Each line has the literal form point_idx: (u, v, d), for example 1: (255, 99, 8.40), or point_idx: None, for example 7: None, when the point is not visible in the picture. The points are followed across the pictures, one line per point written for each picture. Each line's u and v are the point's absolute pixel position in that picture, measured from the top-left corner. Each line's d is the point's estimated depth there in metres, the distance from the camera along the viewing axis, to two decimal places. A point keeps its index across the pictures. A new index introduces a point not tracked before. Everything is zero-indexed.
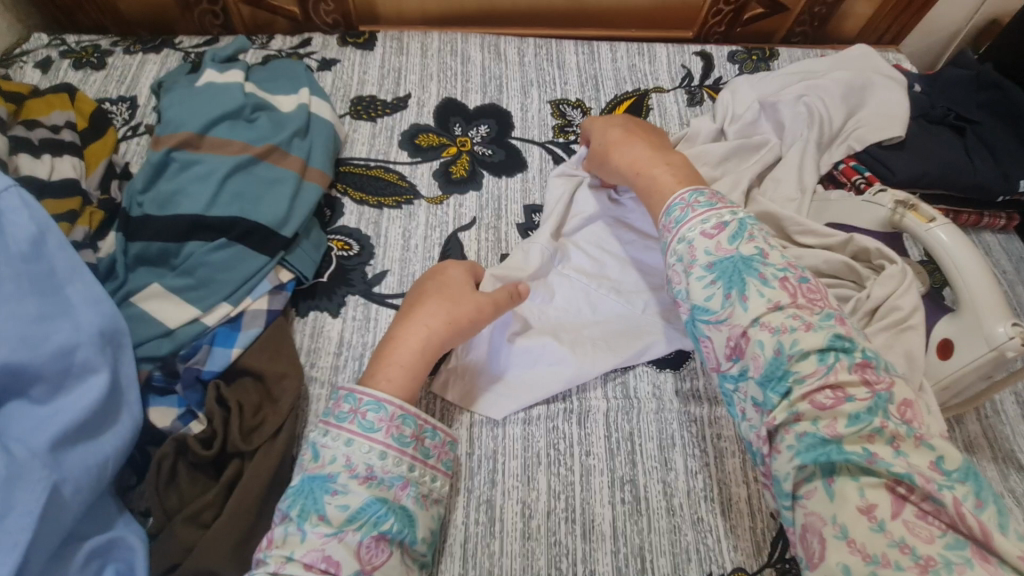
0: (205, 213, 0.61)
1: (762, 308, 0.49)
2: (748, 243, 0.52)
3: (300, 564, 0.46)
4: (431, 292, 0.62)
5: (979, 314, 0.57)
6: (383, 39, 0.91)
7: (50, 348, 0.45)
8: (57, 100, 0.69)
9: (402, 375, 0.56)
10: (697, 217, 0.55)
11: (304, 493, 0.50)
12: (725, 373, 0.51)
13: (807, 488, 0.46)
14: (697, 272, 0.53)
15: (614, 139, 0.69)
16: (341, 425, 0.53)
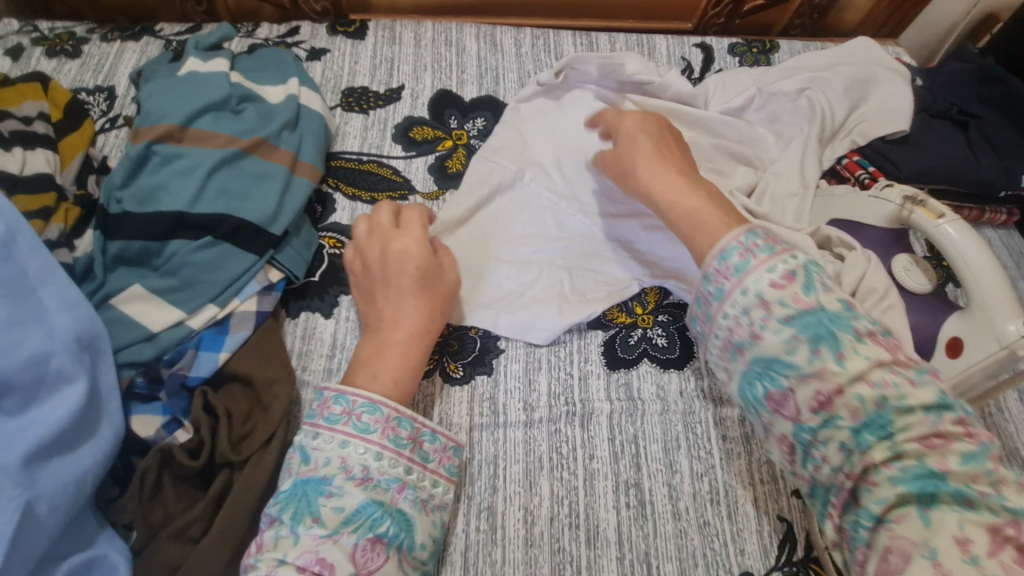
0: (189, 210, 0.58)
1: (865, 367, 0.43)
2: (827, 295, 0.47)
3: (293, 567, 0.43)
4: (403, 281, 0.57)
5: (990, 310, 0.56)
6: (374, 28, 0.88)
7: (21, 356, 0.41)
8: (28, 90, 0.65)
9: (402, 372, 0.55)
10: (760, 265, 0.49)
11: (297, 496, 0.47)
12: (804, 423, 0.45)
13: (897, 513, 0.40)
14: (772, 324, 0.47)
15: (652, 162, 0.59)
16: (332, 427, 0.50)
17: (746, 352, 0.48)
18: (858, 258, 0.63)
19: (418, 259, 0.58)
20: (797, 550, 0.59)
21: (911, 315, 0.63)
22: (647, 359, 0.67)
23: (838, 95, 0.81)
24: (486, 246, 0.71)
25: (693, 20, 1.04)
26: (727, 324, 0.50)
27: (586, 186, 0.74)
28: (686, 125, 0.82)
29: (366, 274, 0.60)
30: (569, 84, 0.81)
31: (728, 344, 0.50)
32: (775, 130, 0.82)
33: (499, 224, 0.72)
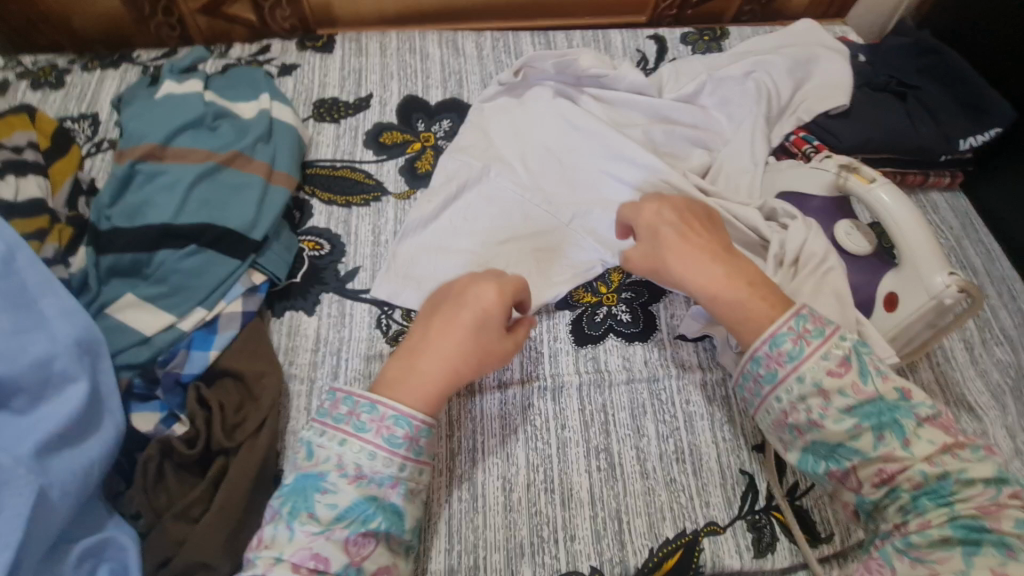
0: (174, 221, 0.62)
1: (929, 451, 0.47)
2: (884, 382, 0.50)
3: (288, 563, 0.45)
4: (472, 322, 0.56)
5: (919, 265, 0.61)
6: (341, 41, 0.92)
7: (27, 360, 0.46)
8: (17, 121, 0.69)
9: (426, 398, 0.53)
10: (814, 353, 0.51)
11: (297, 491, 0.49)
12: (865, 496, 0.49)
13: (938, 553, 0.44)
14: (832, 414, 0.50)
15: (685, 250, 0.60)
16: (337, 426, 0.51)
17: (806, 434, 0.51)
18: (799, 226, 0.68)
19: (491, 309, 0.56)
20: (759, 499, 0.64)
21: (852, 276, 0.67)
22: (612, 334, 0.72)
23: (783, 75, 0.85)
24: (458, 240, 0.74)
25: (647, 13, 1.08)
26: (781, 407, 0.52)
27: (550, 179, 0.79)
28: (640, 114, 0.87)
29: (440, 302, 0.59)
30: (530, 82, 0.87)
31: (782, 424, 0.53)
32: (727, 112, 0.86)
33: (469, 216, 0.76)
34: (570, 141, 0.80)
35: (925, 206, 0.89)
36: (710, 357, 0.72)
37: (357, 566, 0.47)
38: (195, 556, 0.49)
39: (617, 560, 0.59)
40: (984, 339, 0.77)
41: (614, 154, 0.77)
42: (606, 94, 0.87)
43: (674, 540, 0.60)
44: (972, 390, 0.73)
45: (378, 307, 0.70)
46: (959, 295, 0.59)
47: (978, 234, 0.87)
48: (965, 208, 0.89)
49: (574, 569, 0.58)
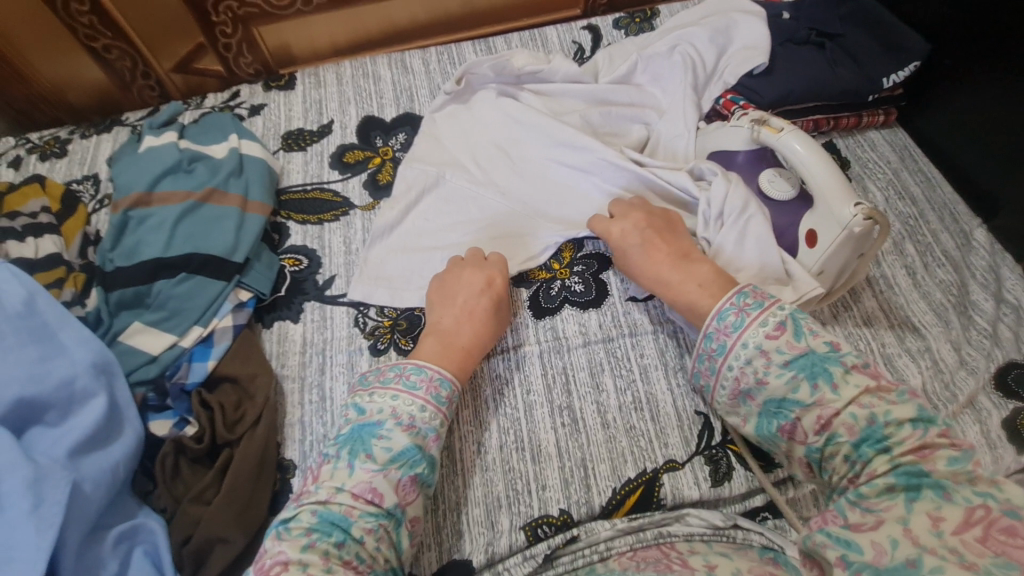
0: (165, 255, 0.72)
1: (856, 394, 0.50)
2: (815, 339, 0.54)
3: (350, 492, 0.52)
4: (492, 306, 0.70)
5: (828, 201, 0.66)
6: (301, 77, 1.02)
7: (53, 382, 0.56)
8: (30, 190, 0.80)
9: (463, 362, 0.65)
10: (753, 321, 0.57)
11: (354, 438, 0.55)
12: (811, 445, 0.52)
13: (884, 501, 0.44)
14: (774, 370, 0.54)
15: (648, 264, 0.69)
16: (386, 386, 0.60)
17: (757, 396, 0.56)
18: (721, 181, 0.73)
19: (498, 292, 0.71)
20: (715, 435, 0.69)
21: (778, 220, 0.73)
22: (568, 304, 0.79)
23: (706, 44, 0.90)
24: (424, 240, 0.82)
25: (581, 6, 1.15)
26: (733, 374, 0.57)
27: (501, 173, 0.85)
28: (578, 99, 0.92)
29: (451, 289, 0.71)
30: (473, 87, 0.93)
31: (738, 391, 0.58)
32: (661, 87, 0.92)
33: (431, 217, 0.83)
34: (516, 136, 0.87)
35: (864, 145, 0.93)
36: (661, 314, 0.78)
37: (402, 505, 0.54)
38: (210, 532, 0.58)
39: (584, 502, 0.66)
40: (926, 263, 0.80)
41: (558, 142, 0.84)
42: (544, 87, 0.92)
43: (635, 479, 0.67)
44: (917, 312, 0.76)
45: (355, 308, 0.78)
46: (867, 223, 0.64)
47: (918, 164, 0.90)
48: (904, 142, 0.93)
49: (546, 514, 0.65)
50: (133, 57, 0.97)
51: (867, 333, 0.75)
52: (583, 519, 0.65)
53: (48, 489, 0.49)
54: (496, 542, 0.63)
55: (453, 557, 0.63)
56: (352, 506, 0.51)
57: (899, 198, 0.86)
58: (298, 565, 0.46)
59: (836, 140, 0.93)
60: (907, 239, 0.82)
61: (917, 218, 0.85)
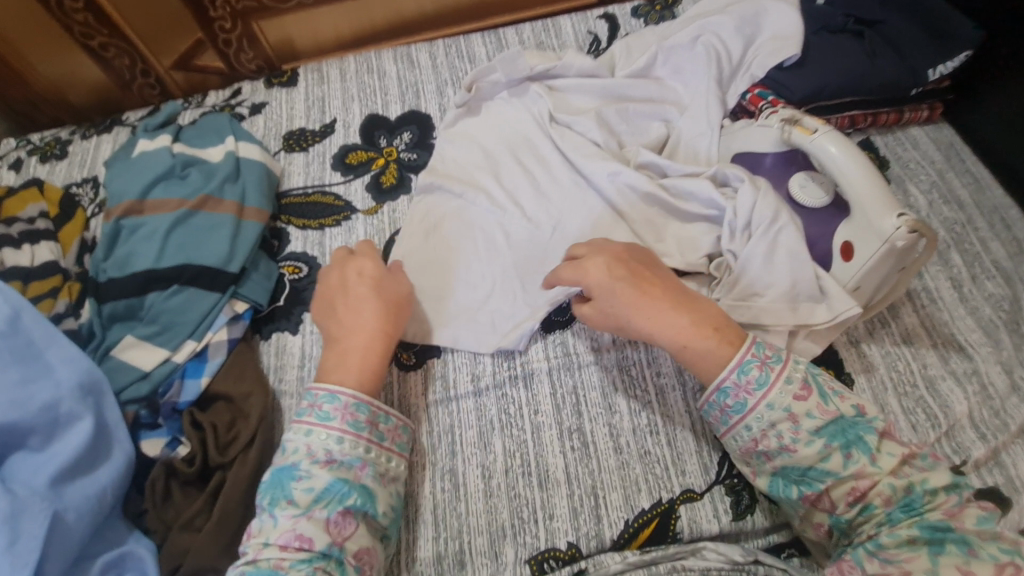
0: (156, 267, 0.69)
1: (892, 464, 0.52)
2: (842, 402, 0.55)
3: (276, 545, 0.51)
4: (374, 286, 0.65)
5: (868, 212, 0.60)
6: (304, 73, 0.98)
7: (35, 406, 0.53)
8: (29, 195, 0.78)
9: (364, 367, 0.61)
10: (779, 378, 0.56)
11: (276, 484, 0.54)
12: (839, 514, 0.53)
13: (905, 553, 0.48)
14: (803, 436, 0.54)
15: (640, 314, 0.59)
16: (301, 420, 0.57)
17: (777, 458, 0.55)
18: (748, 189, 0.67)
19: (374, 274, 0.66)
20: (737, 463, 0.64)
21: (809, 230, 0.67)
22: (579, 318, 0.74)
23: (731, 34, 0.84)
24: (439, 266, 0.76)
25: None
26: (752, 435, 0.56)
27: (525, 195, 0.80)
28: (594, 96, 0.87)
29: (326, 293, 0.66)
30: (483, 95, 0.89)
31: (752, 449, 0.57)
32: (683, 81, 0.86)
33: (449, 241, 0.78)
34: (539, 154, 0.83)
35: (904, 144, 0.85)
36: None
37: (337, 543, 0.52)
38: (201, 561, 0.56)
39: (594, 534, 0.61)
40: (974, 275, 0.74)
41: (587, 160, 0.78)
42: (556, 83, 0.87)
43: (650, 511, 0.62)
44: (963, 330, 0.70)
45: None
46: (911, 237, 0.58)
47: (965, 164, 0.83)
48: (950, 140, 0.85)
49: (553, 546, 0.61)
50: (131, 54, 0.94)
51: (907, 353, 0.69)
52: (592, 552, 0.61)
53: (26, 523, 0.47)
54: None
55: None
56: (281, 558, 0.50)
57: (944, 202, 0.79)
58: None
59: (874, 138, 0.86)
60: (953, 249, 0.76)
61: (963, 224, 0.77)
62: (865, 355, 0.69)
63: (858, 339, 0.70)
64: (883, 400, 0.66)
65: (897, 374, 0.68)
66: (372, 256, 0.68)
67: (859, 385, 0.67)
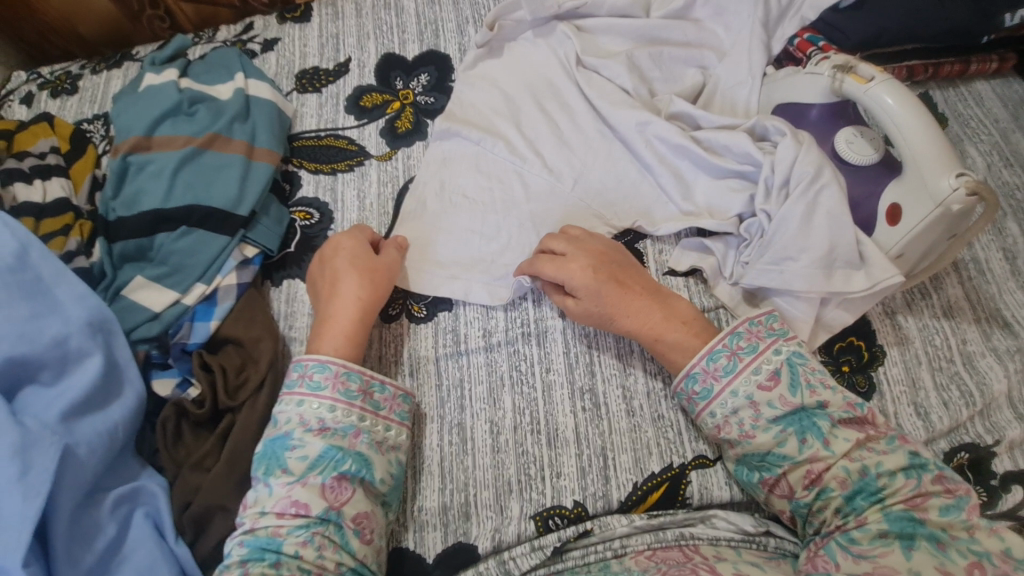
0: (165, 207, 0.67)
1: (847, 447, 0.51)
2: (810, 393, 0.53)
3: (273, 513, 0.51)
4: (349, 258, 0.65)
5: (922, 172, 0.55)
6: (318, 8, 0.93)
7: (45, 341, 0.53)
8: (40, 130, 0.77)
9: (342, 337, 0.61)
10: (745, 368, 0.55)
11: (269, 454, 0.54)
12: (798, 499, 0.52)
13: (878, 548, 0.46)
14: (762, 424, 0.53)
15: (617, 308, 0.60)
16: (292, 391, 0.57)
17: (738, 446, 0.55)
18: (789, 143, 0.62)
19: (351, 248, 0.65)
20: None
21: (852, 190, 0.62)
22: None
23: None
24: (454, 217, 0.73)
25: None
26: (715, 422, 0.56)
27: (547, 145, 0.76)
28: (625, 38, 0.80)
29: (313, 273, 0.67)
30: (506, 35, 0.82)
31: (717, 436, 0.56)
32: (725, 23, 0.78)
33: (466, 189, 0.75)
34: (564, 102, 0.78)
35: (967, 99, 0.77)
36: (703, 292, 0.69)
37: (335, 509, 0.52)
38: (211, 499, 0.56)
39: (601, 494, 0.61)
40: None
41: (616, 109, 0.73)
42: (585, 23, 0.80)
43: (660, 475, 0.61)
44: (1010, 304, 0.65)
45: None
46: (968, 200, 0.53)
47: None
48: (1019, 96, 0.77)
49: (558, 504, 0.61)
50: None
51: (946, 326, 0.64)
52: (598, 512, 0.60)
53: (36, 456, 0.47)
54: (504, 529, 0.60)
55: (458, 540, 0.60)
56: (278, 525, 0.51)
57: (1004, 165, 0.73)
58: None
59: (933, 91, 0.78)
60: (1009, 217, 0.70)
61: None
62: (900, 327, 0.65)
63: (894, 310, 0.66)
64: (915, 374, 0.62)
65: (933, 349, 0.63)
66: (351, 231, 0.67)
67: (891, 358, 0.63)
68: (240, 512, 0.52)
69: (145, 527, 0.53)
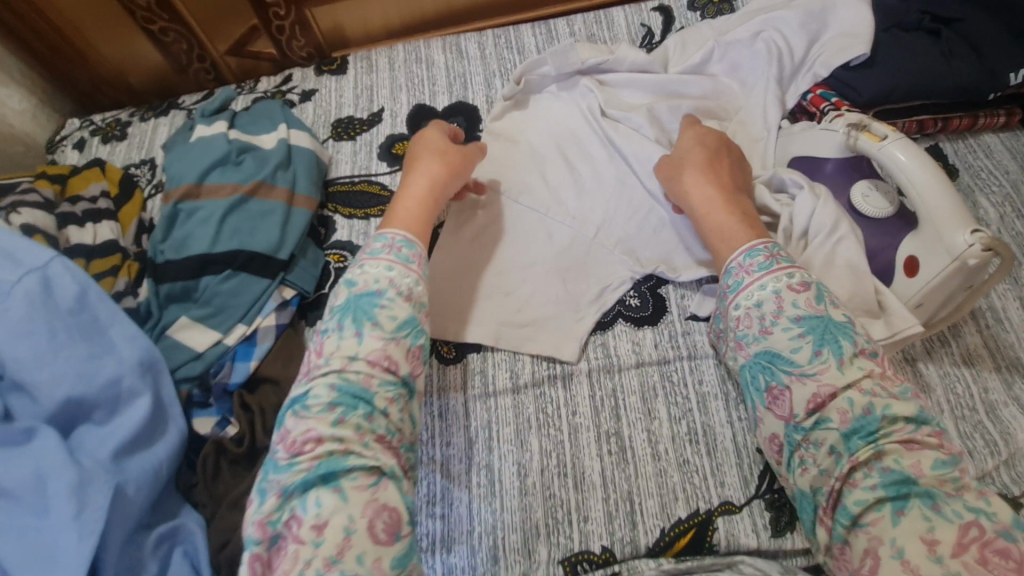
0: (210, 251, 0.71)
1: (858, 378, 0.51)
2: (834, 309, 0.55)
3: (364, 361, 0.56)
4: (424, 146, 0.74)
5: (938, 227, 0.57)
6: (353, 61, 0.98)
7: (100, 381, 0.56)
8: (92, 174, 0.83)
9: (419, 208, 0.68)
10: (780, 269, 0.57)
11: (355, 308, 0.58)
12: (797, 424, 0.53)
13: (873, 514, 0.47)
14: (783, 322, 0.55)
15: (692, 164, 0.68)
16: (377, 258, 0.62)
17: (754, 341, 0.57)
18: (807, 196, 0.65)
19: (434, 138, 0.74)
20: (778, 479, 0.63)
21: (871, 241, 0.65)
22: (621, 319, 0.73)
23: (796, 30, 0.80)
24: (496, 245, 0.77)
25: None
26: (738, 313, 0.58)
27: (570, 193, 0.80)
28: (646, 92, 0.84)
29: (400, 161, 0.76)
30: (531, 88, 0.87)
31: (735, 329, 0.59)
32: (739, 78, 0.83)
33: (496, 232, 0.78)
34: (586, 153, 0.83)
35: (978, 152, 0.80)
36: None
37: (414, 376, 0.59)
38: None
39: (629, 540, 0.61)
40: None
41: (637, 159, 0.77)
42: (607, 78, 0.85)
43: (687, 520, 0.62)
44: None
45: None
46: (985, 255, 0.54)
47: None
48: None
49: (586, 548, 0.61)
50: (189, 40, 0.96)
51: (967, 374, 0.66)
52: (626, 557, 0.61)
53: (90, 493, 0.49)
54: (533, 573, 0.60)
55: None
56: (370, 376, 0.55)
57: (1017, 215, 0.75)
58: (332, 439, 0.51)
59: (942, 143, 0.81)
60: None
61: None
62: (922, 375, 0.66)
63: (915, 357, 0.67)
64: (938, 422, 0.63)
65: (955, 397, 0.64)
66: (436, 126, 0.76)
67: None
68: (331, 356, 0.55)
69: (184, 566, 0.55)
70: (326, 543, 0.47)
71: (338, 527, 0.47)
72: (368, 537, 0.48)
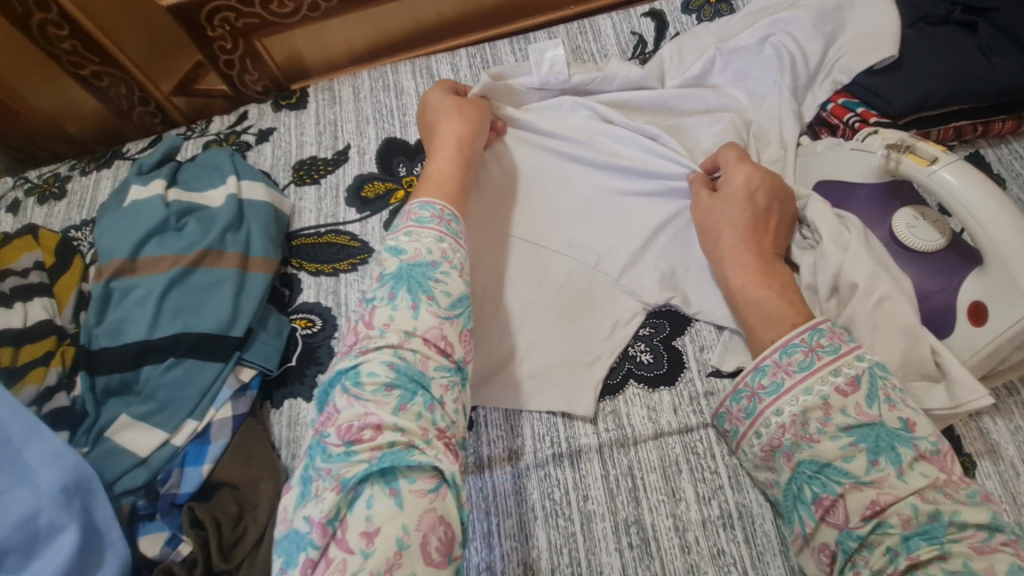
0: (150, 336, 0.61)
1: (922, 485, 0.43)
2: (890, 410, 0.47)
3: (421, 339, 0.48)
4: (435, 108, 0.69)
5: (1011, 267, 0.47)
6: (314, 93, 0.89)
7: (11, 520, 0.46)
8: (22, 243, 0.70)
9: (451, 172, 0.62)
10: (823, 368, 0.49)
11: (406, 278, 0.51)
12: (852, 530, 0.44)
13: None
14: (830, 431, 0.47)
15: (729, 224, 0.60)
16: (424, 227, 0.55)
17: (798, 453, 0.48)
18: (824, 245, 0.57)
19: (446, 95, 0.70)
20: None
21: (918, 282, 0.55)
22: (632, 380, 0.64)
23: (809, 32, 0.71)
24: (488, 274, 0.68)
25: None
26: (778, 421, 0.50)
27: (568, 218, 0.70)
28: (644, 110, 0.74)
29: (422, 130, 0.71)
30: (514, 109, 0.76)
31: (773, 444, 0.51)
32: (747, 89, 0.73)
33: (487, 277, 0.68)
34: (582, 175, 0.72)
35: None
36: None
37: (467, 362, 0.52)
38: None
39: None
40: None
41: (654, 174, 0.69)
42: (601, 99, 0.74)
43: None
44: None
45: None
46: None
47: None
48: None
49: None
50: (128, 84, 0.87)
51: None
52: None
53: None
54: None
55: None
56: (427, 358, 0.48)
57: None
58: (392, 430, 0.44)
59: (983, 150, 0.71)
60: None
61: None
62: (988, 432, 0.56)
63: (978, 411, 0.57)
64: (1016, 490, 0.53)
65: None
66: (443, 86, 0.71)
67: (982, 471, 0.55)
68: (384, 329, 0.48)
69: None
70: (376, 555, 0.39)
71: (389, 538, 0.40)
72: (420, 556, 0.40)
